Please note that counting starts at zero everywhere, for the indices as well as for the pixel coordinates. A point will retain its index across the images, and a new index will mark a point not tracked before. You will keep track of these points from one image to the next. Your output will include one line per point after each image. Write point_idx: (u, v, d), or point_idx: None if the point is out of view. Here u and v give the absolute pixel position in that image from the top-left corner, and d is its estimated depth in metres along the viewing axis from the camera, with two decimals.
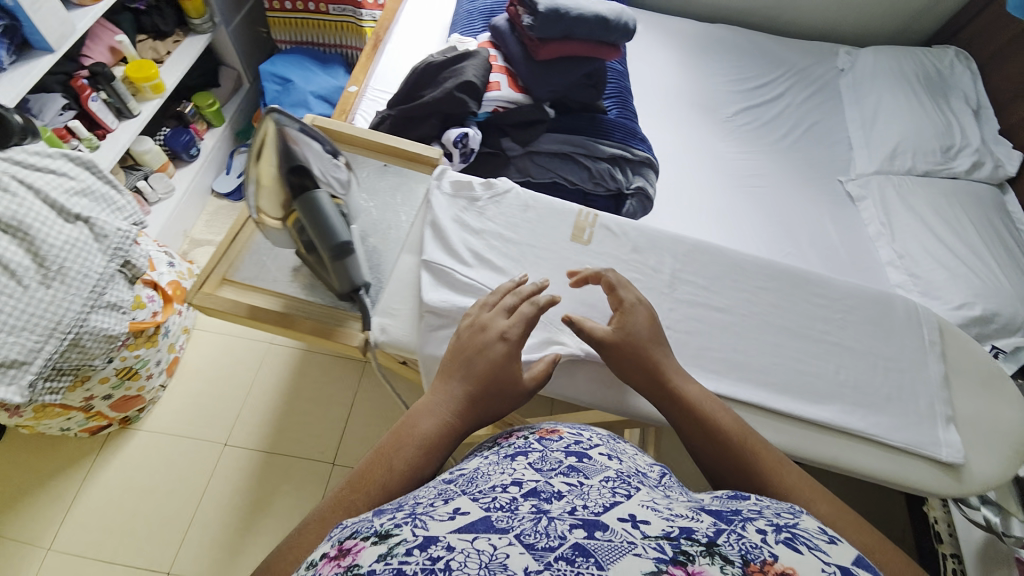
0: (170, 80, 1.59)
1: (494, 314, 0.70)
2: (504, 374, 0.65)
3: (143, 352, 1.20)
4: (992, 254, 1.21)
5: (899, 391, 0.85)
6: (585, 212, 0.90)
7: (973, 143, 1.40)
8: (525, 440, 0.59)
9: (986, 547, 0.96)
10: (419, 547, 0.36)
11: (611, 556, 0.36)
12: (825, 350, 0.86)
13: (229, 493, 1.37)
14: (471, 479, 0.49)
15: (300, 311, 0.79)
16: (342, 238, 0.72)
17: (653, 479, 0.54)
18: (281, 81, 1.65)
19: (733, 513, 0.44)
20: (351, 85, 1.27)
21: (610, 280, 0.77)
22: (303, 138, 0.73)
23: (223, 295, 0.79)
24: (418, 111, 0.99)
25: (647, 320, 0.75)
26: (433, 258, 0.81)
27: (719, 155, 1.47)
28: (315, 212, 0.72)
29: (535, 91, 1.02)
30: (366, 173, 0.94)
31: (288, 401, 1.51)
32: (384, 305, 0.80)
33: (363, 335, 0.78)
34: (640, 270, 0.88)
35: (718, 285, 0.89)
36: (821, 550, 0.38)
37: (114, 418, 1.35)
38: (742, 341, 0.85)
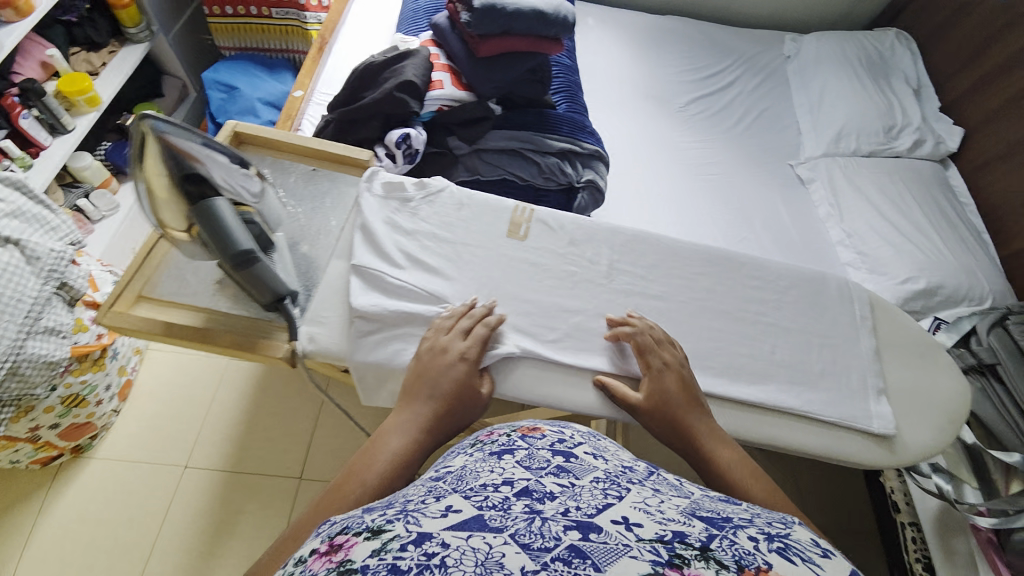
0: (108, 92, 1.43)
1: (452, 334, 0.65)
2: (468, 394, 0.61)
3: (90, 377, 1.15)
4: (934, 229, 1.24)
5: (832, 365, 0.77)
6: (520, 207, 0.80)
7: (914, 122, 1.45)
8: (508, 435, 0.54)
9: (940, 516, 0.96)
10: (413, 543, 0.33)
11: (606, 556, 0.33)
12: (759, 331, 0.78)
13: (190, 517, 1.25)
14: (460, 477, 0.45)
15: (218, 325, 0.68)
16: (242, 246, 0.63)
17: (640, 472, 0.49)
18: (226, 89, 1.45)
19: (724, 519, 0.39)
20: (297, 88, 1.14)
21: (643, 336, 0.69)
22: (195, 147, 0.62)
23: (138, 314, 0.68)
24: (358, 114, 0.91)
25: (686, 380, 0.66)
26: (364, 263, 0.71)
27: (674, 144, 1.46)
28: (215, 226, 0.62)
29: (478, 88, 0.96)
30: (292, 179, 0.84)
31: (248, 421, 1.38)
32: (313, 312, 0.70)
33: (290, 346, 0.68)
34: (577, 262, 0.78)
35: (655, 274, 0.79)
36: (814, 563, 0.34)
37: (66, 447, 1.24)
38: (677, 330, 0.75)
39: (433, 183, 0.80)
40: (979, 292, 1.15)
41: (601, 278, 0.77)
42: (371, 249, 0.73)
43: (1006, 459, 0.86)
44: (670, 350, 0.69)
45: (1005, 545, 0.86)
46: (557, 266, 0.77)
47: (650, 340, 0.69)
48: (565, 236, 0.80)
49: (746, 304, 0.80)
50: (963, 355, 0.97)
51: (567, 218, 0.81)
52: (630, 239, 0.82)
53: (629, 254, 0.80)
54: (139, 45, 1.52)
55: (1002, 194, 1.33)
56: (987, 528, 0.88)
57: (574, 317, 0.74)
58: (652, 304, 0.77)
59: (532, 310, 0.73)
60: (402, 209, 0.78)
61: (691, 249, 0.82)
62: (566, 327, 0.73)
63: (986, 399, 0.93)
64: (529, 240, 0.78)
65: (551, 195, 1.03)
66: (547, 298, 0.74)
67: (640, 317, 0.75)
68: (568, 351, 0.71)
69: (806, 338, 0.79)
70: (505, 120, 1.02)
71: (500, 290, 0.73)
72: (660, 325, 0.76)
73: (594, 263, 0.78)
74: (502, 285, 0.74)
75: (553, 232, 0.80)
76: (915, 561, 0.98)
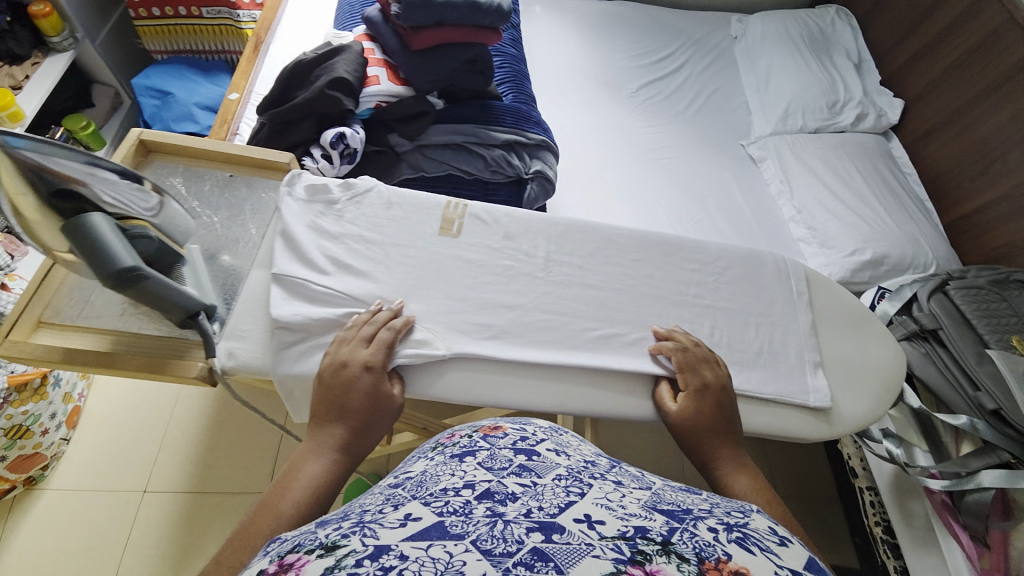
0: (32, 104, 1.33)
1: (355, 344, 0.63)
2: (380, 403, 0.61)
3: (32, 407, 1.06)
4: (880, 201, 1.28)
5: (769, 343, 0.79)
6: (452, 203, 0.79)
7: (857, 96, 1.48)
8: (469, 436, 0.51)
9: (896, 479, 0.98)
10: (370, 558, 0.31)
11: (569, 557, 0.32)
12: (695, 313, 0.79)
13: (153, 543, 1.18)
14: (421, 483, 0.43)
15: (129, 346, 0.65)
16: (127, 264, 0.58)
17: (602, 465, 0.48)
18: (159, 95, 1.38)
19: (685, 512, 0.39)
20: (231, 91, 1.08)
21: (686, 352, 0.71)
22: (67, 163, 0.57)
23: (40, 342, 0.64)
24: (289, 115, 0.88)
25: (723, 401, 0.68)
26: (284, 271, 0.69)
27: (628, 129, 1.46)
28: (92, 244, 0.57)
29: (415, 83, 0.95)
30: (207, 187, 0.81)
31: (211, 438, 1.32)
32: (232, 327, 0.68)
33: (206, 363, 0.65)
34: (513, 256, 0.77)
35: (593, 262, 0.79)
36: (771, 551, 0.35)
37: (16, 480, 1.15)
38: (616, 317, 0.75)
39: (359, 184, 0.78)
40: (923, 259, 1.19)
41: (539, 271, 0.77)
42: (297, 260, 0.71)
43: (954, 423, 0.87)
44: (713, 370, 0.70)
45: (960, 506, 0.86)
46: (494, 261, 0.76)
47: (694, 357, 0.71)
48: (499, 231, 0.79)
49: (686, 287, 0.80)
50: (906, 322, 0.99)
51: (501, 210, 0.81)
52: (568, 228, 0.82)
53: (566, 245, 0.80)
54: (64, 54, 1.43)
55: (943, 162, 1.38)
56: (941, 491, 0.88)
57: (512, 313, 0.72)
58: (590, 294, 0.77)
59: (467, 307, 0.71)
60: (327, 212, 0.75)
61: (631, 234, 0.83)
62: (506, 325, 0.71)
63: (930, 363, 0.95)
64: (462, 237, 0.77)
65: (501, 188, 1.04)
66: (484, 294, 0.73)
67: (579, 308, 0.75)
68: (506, 347, 0.70)
69: (746, 318, 0.80)
70: (448, 113, 1.01)
71: (432, 291, 0.72)
72: (600, 314, 0.76)
73: (532, 256, 0.78)
74: (436, 285, 0.72)
75: (487, 227, 0.79)
76: (875, 524, 1.03)
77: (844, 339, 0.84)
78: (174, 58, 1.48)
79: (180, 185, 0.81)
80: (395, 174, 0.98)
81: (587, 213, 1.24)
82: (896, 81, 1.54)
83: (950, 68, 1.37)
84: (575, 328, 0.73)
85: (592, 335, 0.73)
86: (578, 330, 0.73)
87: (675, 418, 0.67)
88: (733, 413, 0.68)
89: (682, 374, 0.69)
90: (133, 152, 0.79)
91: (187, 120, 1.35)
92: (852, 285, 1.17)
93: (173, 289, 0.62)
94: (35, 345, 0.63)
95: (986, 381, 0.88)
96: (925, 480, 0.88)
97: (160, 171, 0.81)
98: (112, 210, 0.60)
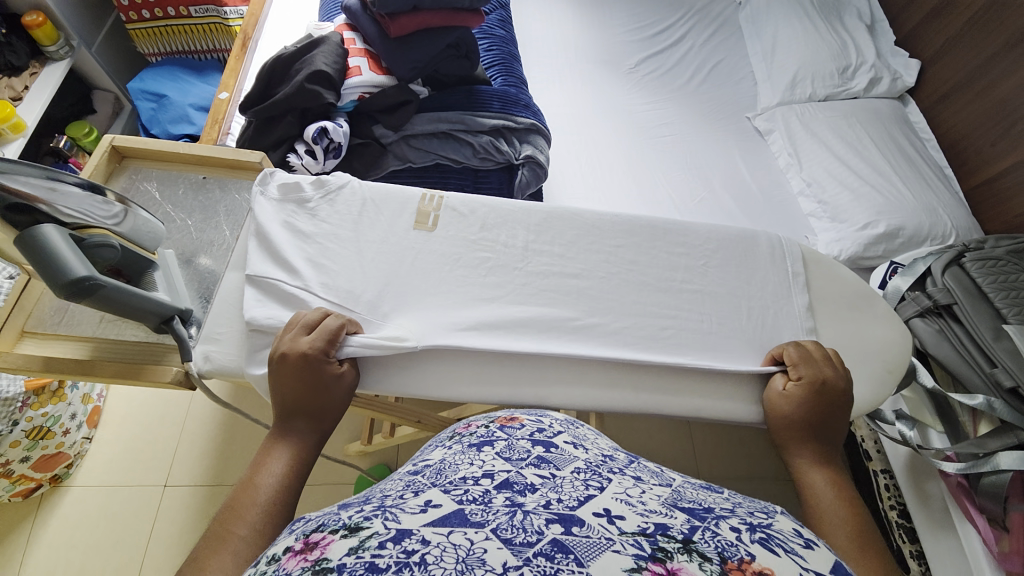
0: (34, 116, 1.38)
1: (296, 333, 0.63)
2: (328, 387, 0.61)
3: (52, 409, 1.09)
4: (895, 170, 1.21)
5: (760, 327, 0.77)
6: (427, 195, 0.78)
7: (869, 59, 1.40)
8: (486, 427, 0.50)
9: (911, 462, 0.94)
10: (393, 540, 0.30)
11: (590, 550, 0.31)
12: (684, 300, 0.77)
13: (176, 533, 1.23)
14: (440, 470, 0.42)
15: (106, 354, 0.67)
16: (79, 274, 0.57)
17: (621, 461, 0.47)
18: (155, 98, 1.39)
19: (706, 510, 0.38)
20: (220, 90, 1.08)
21: (804, 348, 0.71)
22: (22, 179, 0.56)
23: (23, 351, 0.66)
24: (270, 111, 0.89)
25: (836, 400, 0.66)
26: (258, 273, 0.69)
27: (626, 108, 1.41)
28: (46, 255, 0.56)
29: (396, 71, 0.94)
30: (181, 191, 0.82)
31: (223, 434, 1.36)
32: (208, 330, 0.69)
33: (183, 367, 0.67)
34: (493, 248, 0.76)
35: (575, 250, 0.78)
36: (797, 553, 0.33)
37: (43, 477, 1.20)
38: (601, 305, 0.74)
39: (332, 181, 0.78)
40: (942, 230, 1.13)
41: (517, 262, 0.76)
42: (274, 264, 0.71)
43: (969, 403, 0.83)
44: (833, 370, 0.68)
45: (976, 487, 0.82)
46: (469, 254, 0.75)
47: (813, 355, 0.70)
48: (475, 224, 0.78)
49: (673, 271, 0.79)
50: (919, 298, 0.94)
51: (476, 202, 0.80)
52: (550, 217, 0.80)
53: (546, 235, 0.79)
54: (61, 63, 1.46)
55: (962, 126, 1.30)
56: (955, 473, 0.84)
57: (490, 307, 0.72)
58: (571, 284, 0.75)
59: (443, 301, 0.71)
60: (306, 212, 0.76)
61: (617, 219, 0.81)
62: (487, 320, 0.70)
63: (945, 340, 0.91)
64: (438, 230, 0.76)
65: (492, 174, 1.05)
66: (462, 288, 0.72)
67: (560, 298, 0.74)
68: (483, 341, 0.68)
69: (736, 303, 0.78)
70: (432, 100, 1.02)
71: (407, 288, 0.71)
72: (582, 304, 0.74)
73: (512, 247, 0.77)
74: (414, 281, 0.72)
75: (462, 220, 0.78)
76: (891, 508, 1.00)
77: (841, 319, 0.80)
78: (168, 60, 1.50)
79: (155, 190, 0.81)
80: (383, 166, 0.99)
81: (583, 199, 1.21)
82: (911, 42, 1.45)
83: (969, 25, 1.28)
84: (556, 319, 0.72)
85: (573, 326, 0.72)
86: (559, 321, 0.72)
87: (775, 402, 0.67)
88: (842, 415, 0.66)
89: (797, 364, 0.69)
90: (106, 157, 0.80)
91: (183, 121, 1.36)
92: (864, 260, 1.12)
93: (129, 297, 0.62)
94: (17, 355, 0.64)
95: (1004, 358, 0.83)
96: (940, 463, 0.84)
97: (135, 176, 0.82)
98: (71, 222, 0.60)
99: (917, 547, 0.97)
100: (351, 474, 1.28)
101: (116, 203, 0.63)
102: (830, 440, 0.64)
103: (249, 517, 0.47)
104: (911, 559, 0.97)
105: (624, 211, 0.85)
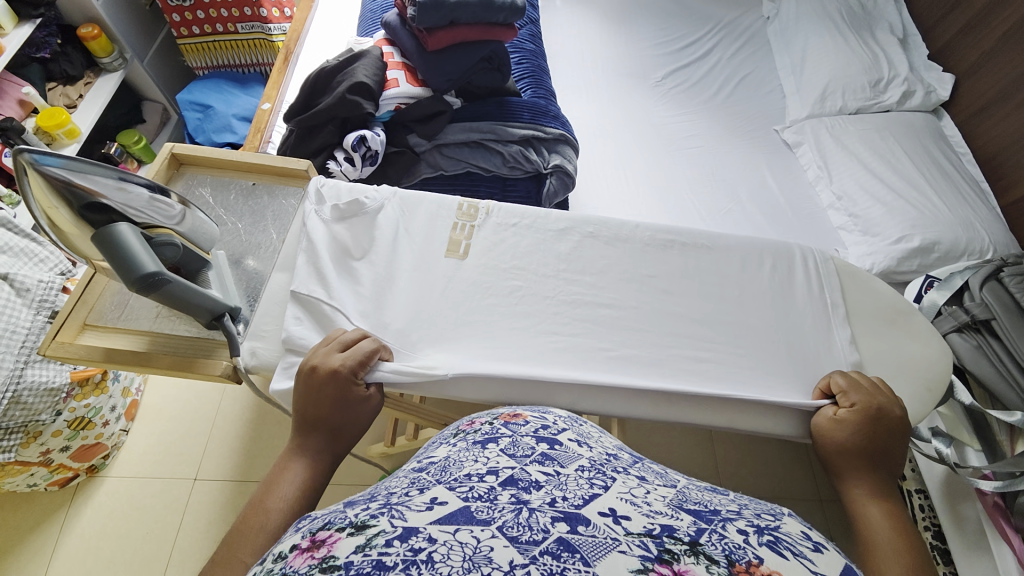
0: (87, 124, 1.46)
1: (330, 349, 0.65)
2: (351, 406, 0.61)
3: (93, 400, 1.14)
4: (929, 184, 1.19)
5: (790, 347, 0.77)
6: (459, 225, 0.81)
7: (902, 73, 1.39)
8: (490, 423, 0.51)
9: (947, 481, 0.90)
10: (399, 538, 0.31)
11: (596, 550, 0.32)
12: (715, 327, 0.77)
13: (204, 525, 1.26)
14: (445, 467, 0.42)
15: (163, 347, 0.70)
16: (148, 268, 0.61)
17: (625, 460, 0.48)
18: (201, 108, 1.47)
19: (712, 512, 0.38)
20: (264, 101, 1.13)
21: (851, 376, 0.70)
22: (98, 180, 0.61)
23: (83, 342, 0.69)
24: (314, 120, 0.93)
25: (892, 426, 0.64)
26: (300, 288, 0.73)
27: (655, 119, 1.42)
28: (116, 251, 0.60)
29: (432, 83, 0.97)
30: (231, 196, 0.86)
31: (252, 430, 1.39)
32: (254, 327, 0.73)
33: (231, 361, 0.70)
34: (524, 277, 0.78)
35: (606, 280, 0.79)
36: (805, 557, 0.34)
37: (80, 467, 1.25)
38: (633, 337, 0.75)
39: (368, 205, 0.81)
40: (979, 245, 1.10)
41: (547, 290, 0.77)
42: (318, 280, 0.74)
43: (1007, 419, 0.80)
44: (884, 395, 0.66)
45: (1013, 508, 0.79)
46: (500, 282, 0.77)
47: (862, 382, 0.69)
48: (505, 252, 0.80)
49: (707, 301, 0.79)
50: (957, 313, 0.91)
51: (508, 229, 0.82)
52: (580, 242, 0.82)
53: (575, 263, 0.80)
54: (114, 74, 1.55)
55: (999, 141, 1.27)
56: (991, 492, 0.81)
57: (522, 335, 0.74)
58: (601, 313, 0.77)
59: (476, 325, 0.74)
60: (349, 236, 0.79)
61: (647, 244, 0.83)
62: (519, 349, 0.72)
63: (982, 356, 0.88)
64: (469, 258, 0.79)
65: (520, 183, 1.07)
66: (493, 314, 0.75)
67: (590, 328, 0.75)
68: (516, 373, 0.69)
69: (770, 330, 0.78)
70: (464, 111, 1.05)
71: (439, 317, 0.74)
72: (612, 335, 0.75)
73: (541, 275, 0.79)
74: (448, 309, 0.74)
75: (492, 249, 0.80)
76: (924, 529, 0.96)
77: (877, 335, 0.79)
78: (215, 73, 1.57)
79: (209, 195, 0.85)
80: (415, 173, 1.03)
81: (609, 209, 1.22)
82: (946, 55, 1.43)
83: (1005, 39, 1.26)
84: (587, 347, 0.74)
85: (603, 355, 0.73)
86: (590, 350, 0.73)
87: (828, 431, 0.66)
88: (899, 444, 0.64)
89: (846, 392, 0.68)
90: (165, 165, 0.84)
91: (226, 130, 1.43)
92: (898, 274, 1.10)
93: (189, 291, 0.65)
94: (78, 346, 0.68)
95: None
96: (976, 481, 0.81)
97: (191, 182, 0.86)
98: (140, 221, 0.64)
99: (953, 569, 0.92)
100: (375, 474, 1.30)
101: (179, 205, 0.68)
102: (889, 473, 0.62)
103: (257, 543, 0.46)
104: None
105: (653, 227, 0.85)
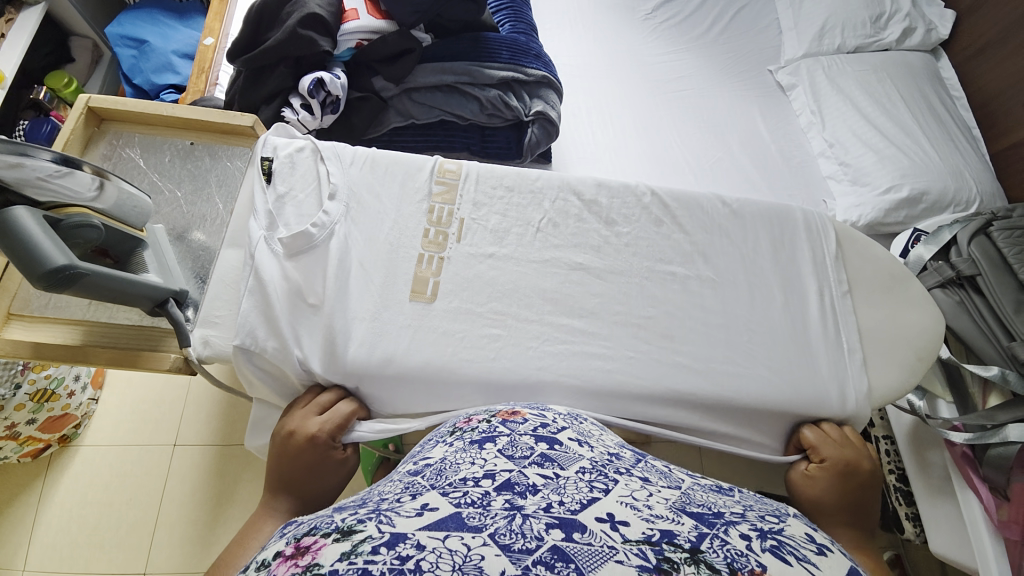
0: (8, 66, 1.27)
1: (307, 411, 0.67)
2: (327, 470, 0.65)
3: (54, 371, 1.06)
4: (922, 130, 1.15)
5: (777, 326, 0.77)
6: (426, 259, 0.74)
7: (904, 8, 1.31)
8: (488, 422, 0.52)
9: (915, 431, 0.94)
10: (386, 545, 0.31)
11: (591, 560, 0.32)
12: (700, 312, 0.77)
13: (188, 491, 1.25)
14: (440, 471, 0.43)
15: (98, 341, 0.68)
16: (53, 260, 0.53)
17: (627, 459, 0.49)
18: (135, 44, 1.28)
19: (715, 516, 0.39)
20: (205, 35, 0.99)
21: (820, 430, 0.73)
22: None
23: (10, 335, 0.67)
24: (263, 60, 0.82)
25: (862, 481, 0.68)
26: (245, 344, 0.67)
27: (642, 56, 1.32)
28: (19, 240, 0.53)
29: (397, 16, 0.85)
30: (169, 159, 0.81)
31: (231, 397, 1.34)
32: (206, 313, 0.70)
33: (182, 354, 0.68)
34: (505, 324, 0.73)
35: (600, 320, 0.75)
36: (809, 563, 0.34)
37: (51, 439, 1.20)
38: (624, 394, 0.71)
39: (317, 236, 0.72)
40: (966, 195, 1.08)
41: (529, 338, 0.73)
42: (267, 328, 0.68)
43: (984, 374, 0.82)
44: (854, 448, 0.70)
45: (982, 459, 0.82)
46: (476, 331, 0.72)
47: (830, 435, 0.72)
48: (481, 291, 0.74)
49: (703, 305, 0.77)
50: (942, 269, 0.92)
51: (483, 260, 0.77)
52: (567, 277, 0.77)
53: (560, 292, 0.76)
54: (36, 8, 1.34)
55: (996, 85, 1.22)
56: (961, 443, 0.84)
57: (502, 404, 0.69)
58: (592, 365, 0.72)
59: (454, 340, 0.71)
60: (301, 276, 0.71)
61: (645, 277, 0.79)
62: (501, 381, 0.70)
63: (964, 312, 0.89)
64: (438, 301, 0.73)
65: (499, 132, 1.00)
66: (468, 340, 0.71)
67: (580, 381, 0.71)
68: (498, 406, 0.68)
69: (755, 304, 0.78)
70: (437, 49, 0.95)
71: (413, 337, 0.70)
72: (603, 391, 0.71)
73: (522, 302, 0.75)
74: (420, 332, 0.71)
75: (465, 287, 0.74)
76: (890, 473, 1.02)
77: (872, 304, 0.81)
78: (147, 1, 1.39)
79: (138, 158, 0.80)
80: (384, 122, 0.94)
81: (592, 167, 1.15)
82: None
83: None
84: (571, 381, 0.71)
85: (591, 382, 0.71)
86: (577, 383, 0.71)
87: (803, 487, 0.70)
88: (869, 492, 0.69)
89: (816, 448, 0.70)
90: (82, 122, 0.76)
91: (167, 70, 1.24)
92: (884, 226, 1.08)
93: (108, 282, 0.58)
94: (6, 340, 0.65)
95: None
96: (947, 433, 0.83)
97: (117, 142, 0.80)
98: (46, 202, 0.58)
99: (913, 510, 0.99)
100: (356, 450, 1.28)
101: (93, 176, 0.62)
102: (865, 522, 0.67)
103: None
104: (906, 520, 0.99)
105: (639, 217, 0.82)
